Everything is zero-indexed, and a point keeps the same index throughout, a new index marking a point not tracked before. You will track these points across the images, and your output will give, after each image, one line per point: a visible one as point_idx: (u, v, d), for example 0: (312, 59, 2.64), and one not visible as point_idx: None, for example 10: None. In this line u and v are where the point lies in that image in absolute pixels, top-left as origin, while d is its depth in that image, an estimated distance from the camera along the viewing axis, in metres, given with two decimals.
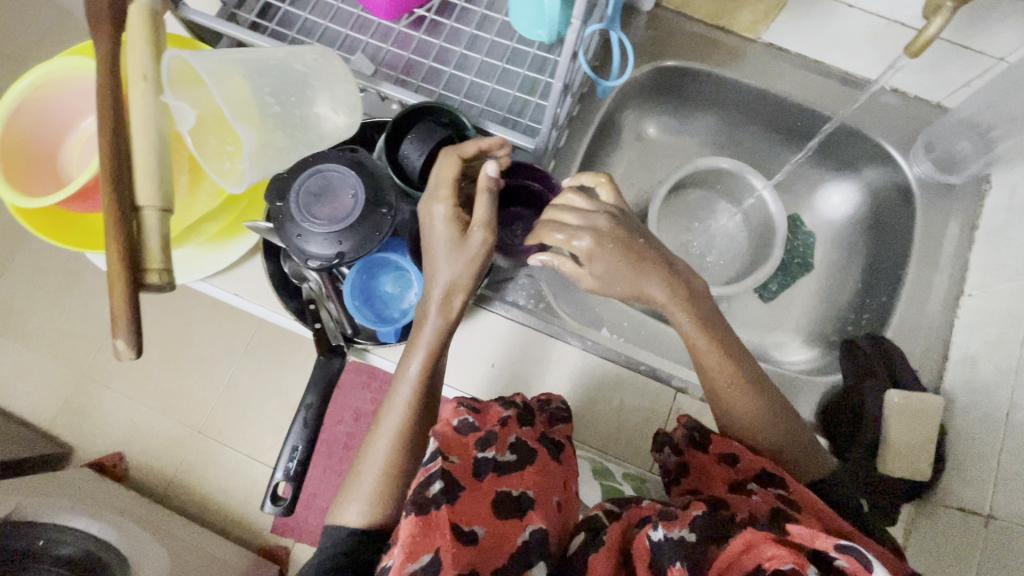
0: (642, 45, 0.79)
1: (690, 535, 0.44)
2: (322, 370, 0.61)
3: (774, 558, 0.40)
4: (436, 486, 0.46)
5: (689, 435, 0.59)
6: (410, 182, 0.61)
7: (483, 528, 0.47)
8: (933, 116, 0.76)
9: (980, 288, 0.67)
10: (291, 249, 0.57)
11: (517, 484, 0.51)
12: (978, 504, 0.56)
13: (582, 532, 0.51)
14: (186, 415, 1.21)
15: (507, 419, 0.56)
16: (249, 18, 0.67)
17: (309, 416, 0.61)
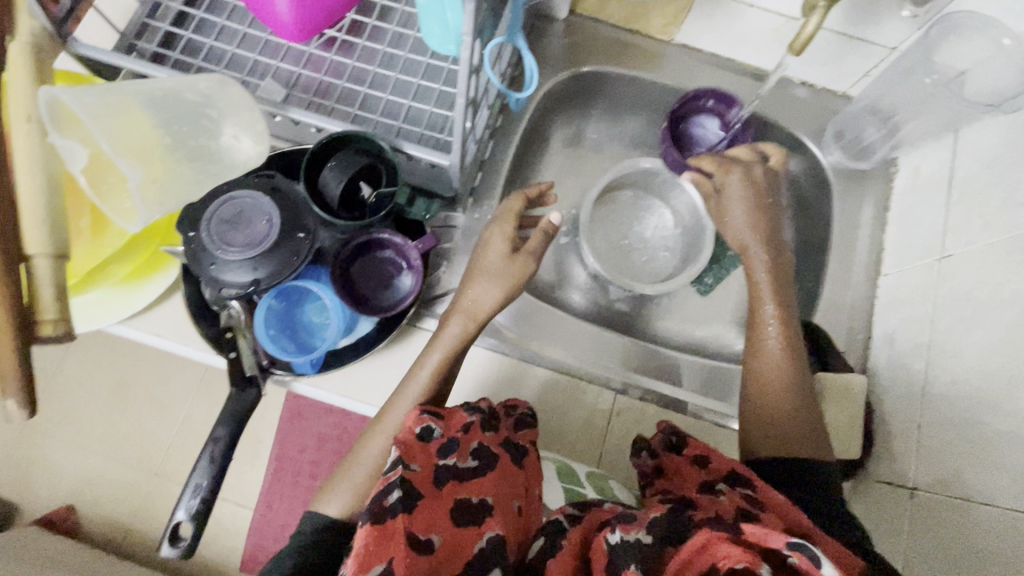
0: (561, 53, 0.80)
1: (645, 536, 0.43)
2: (233, 402, 0.55)
3: (727, 557, 0.38)
4: (394, 495, 0.45)
5: (666, 439, 0.60)
6: (329, 207, 0.58)
7: (440, 536, 0.44)
8: (841, 105, 0.79)
9: (895, 267, 0.70)
10: (202, 278, 0.53)
11: (479, 492, 0.49)
12: (904, 476, 0.58)
13: (542, 537, 0.48)
14: (139, 459, 1.15)
15: (471, 423, 0.53)
16: (150, 48, 0.65)
17: (216, 450, 0.54)
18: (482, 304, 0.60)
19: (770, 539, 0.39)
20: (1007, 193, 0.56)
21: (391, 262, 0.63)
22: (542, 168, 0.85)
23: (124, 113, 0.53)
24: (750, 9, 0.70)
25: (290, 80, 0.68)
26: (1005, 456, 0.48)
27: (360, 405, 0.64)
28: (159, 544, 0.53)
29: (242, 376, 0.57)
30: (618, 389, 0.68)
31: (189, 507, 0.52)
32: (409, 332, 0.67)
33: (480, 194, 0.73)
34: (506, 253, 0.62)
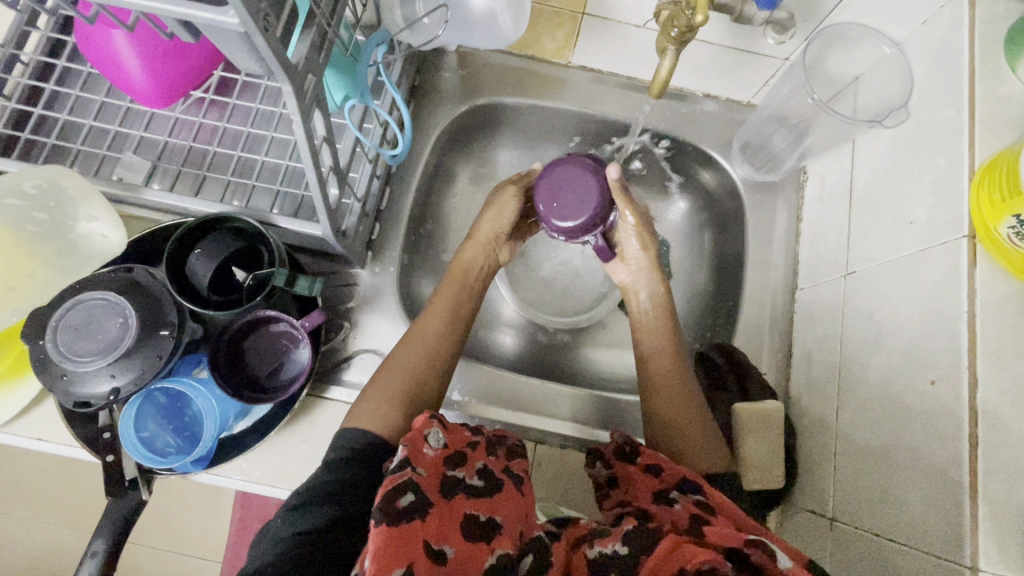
0: (457, 86, 0.76)
1: (623, 548, 0.43)
2: (112, 509, 0.53)
3: (697, 555, 0.40)
4: (408, 498, 0.43)
5: (621, 448, 0.57)
6: (199, 296, 0.52)
7: (452, 548, 0.43)
8: (746, 115, 0.78)
9: (808, 282, 0.68)
10: (57, 394, 0.47)
11: (489, 510, 0.47)
12: (823, 506, 0.56)
13: (531, 554, 0.44)
14: (92, 525, 1.16)
15: (475, 443, 0.52)
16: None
17: (92, 566, 0.50)
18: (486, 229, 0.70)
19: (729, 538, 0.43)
20: (897, 210, 0.55)
21: (287, 335, 0.60)
22: (452, 204, 0.82)
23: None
24: (638, 29, 0.68)
25: (159, 148, 0.64)
26: (905, 489, 0.47)
27: (266, 487, 0.61)
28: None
29: (120, 482, 0.54)
30: (536, 439, 0.66)
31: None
32: (312, 403, 0.63)
33: (380, 246, 0.70)
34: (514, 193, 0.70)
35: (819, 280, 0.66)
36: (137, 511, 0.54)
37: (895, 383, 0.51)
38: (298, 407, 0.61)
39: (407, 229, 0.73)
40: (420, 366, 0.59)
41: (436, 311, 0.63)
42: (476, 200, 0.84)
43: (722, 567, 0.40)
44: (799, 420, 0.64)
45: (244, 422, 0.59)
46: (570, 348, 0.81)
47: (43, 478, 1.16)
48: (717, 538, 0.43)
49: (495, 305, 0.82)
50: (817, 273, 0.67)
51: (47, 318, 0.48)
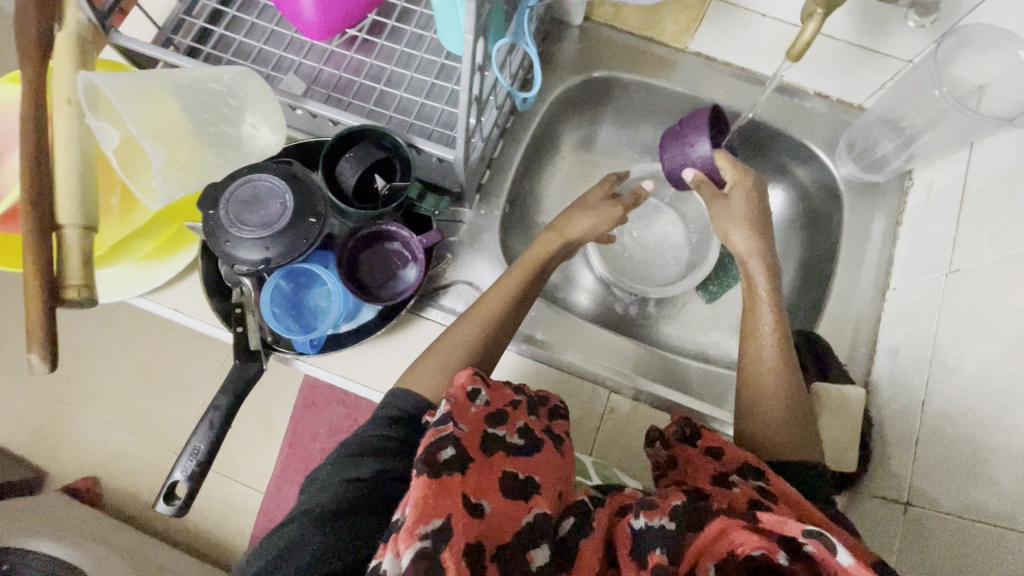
0: (575, 56, 0.81)
1: (670, 524, 0.44)
2: (236, 374, 0.60)
3: (745, 544, 0.41)
4: (447, 451, 0.45)
5: (681, 430, 0.59)
6: (343, 196, 0.59)
7: (490, 503, 0.45)
8: (855, 117, 0.78)
9: (903, 282, 0.68)
10: (219, 254, 0.55)
11: (525, 470, 0.49)
12: (897, 492, 0.57)
13: (570, 517, 0.49)
14: (159, 437, 1.30)
15: (517, 403, 0.55)
16: (185, 42, 0.70)
17: (216, 417, 0.58)
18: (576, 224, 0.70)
19: (786, 528, 0.41)
20: (1013, 210, 0.55)
21: (398, 254, 0.65)
22: (552, 170, 0.87)
23: (155, 100, 0.56)
24: (763, 18, 0.71)
25: (312, 75, 0.72)
26: (994, 472, 0.48)
27: (359, 387, 0.67)
28: (157, 500, 0.57)
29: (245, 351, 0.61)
30: (611, 388, 0.69)
31: (186, 467, 0.57)
32: (410, 320, 0.69)
33: (488, 191, 0.75)
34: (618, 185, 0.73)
35: (915, 279, 0.66)
36: (255, 380, 0.60)
37: (996, 375, 0.51)
38: (400, 318, 0.67)
39: (513, 181, 0.78)
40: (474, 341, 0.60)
41: (501, 289, 0.63)
42: (573, 171, 0.89)
43: (773, 555, 0.41)
44: (877, 412, 0.64)
45: (350, 320, 0.65)
46: (644, 320, 0.84)
47: (130, 388, 1.31)
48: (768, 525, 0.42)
49: (577, 267, 0.85)
50: (914, 273, 0.67)
51: (221, 191, 0.56)
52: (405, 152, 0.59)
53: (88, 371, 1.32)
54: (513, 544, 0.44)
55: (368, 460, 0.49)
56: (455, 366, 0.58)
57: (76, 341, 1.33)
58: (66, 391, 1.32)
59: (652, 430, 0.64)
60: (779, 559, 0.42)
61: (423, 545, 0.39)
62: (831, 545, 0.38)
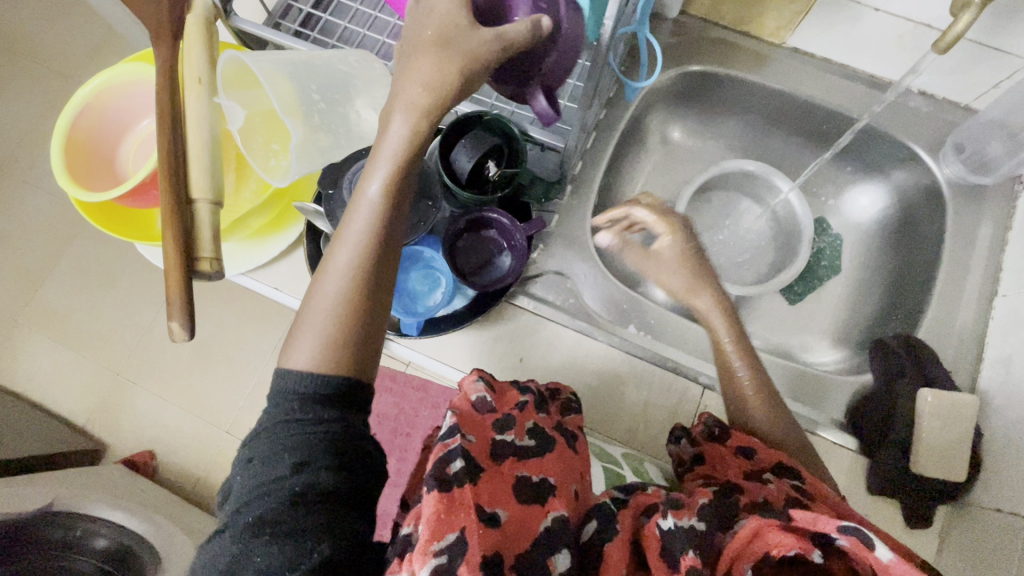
0: (668, 49, 0.80)
1: (700, 524, 0.43)
2: None
3: (781, 545, 0.41)
4: (458, 464, 0.43)
5: (708, 431, 0.59)
6: (456, 181, 0.61)
7: (505, 512, 0.44)
8: (962, 118, 0.76)
9: (1015, 289, 0.66)
10: (339, 232, 0.58)
11: (538, 471, 0.49)
12: (1017, 504, 0.55)
13: (593, 521, 0.48)
14: (213, 416, 1.24)
15: (524, 403, 0.54)
16: (292, 26, 0.71)
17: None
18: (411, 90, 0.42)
19: (820, 525, 0.40)
20: None
21: (494, 242, 0.64)
22: (636, 164, 0.86)
23: (276, 83, 0.56)
24: (875, 13, 0.69)
25: None
26: None
27: (452, 370, 0.68)
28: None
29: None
30: (705, 385, 0.68)
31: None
32: (504, 309, 0.69)
33: (579, 183, 0.76)
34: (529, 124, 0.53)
35: None
36: None
37: None
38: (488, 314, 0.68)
39: (603, 173, 0.77)
40: (363, 287, 0.43)
41: (365, 184, 0.44)
42: (655, 166, 0.88)
43: (810, 554, 0.41)
44: (988, 422, 0.62)
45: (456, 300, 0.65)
46: None
47: (182, 366, 1.25)
48: (802, 524, 0.41)
49: (658, 262, 0.85)
50: None
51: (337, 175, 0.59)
52: (519, 142, 0.60)
53: (142, 348, 1.26)
54: (530, 553, 0.43)
55: (284, 455, 0.39)
56: (348, 340, 0.42)
57: (134, 317, 1.27)
58: (122, 365, 1.26)
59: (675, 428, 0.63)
60: (814, 556, 0.41)
61: (439, 562, 0.37)
62: (873, 541, 0.37)
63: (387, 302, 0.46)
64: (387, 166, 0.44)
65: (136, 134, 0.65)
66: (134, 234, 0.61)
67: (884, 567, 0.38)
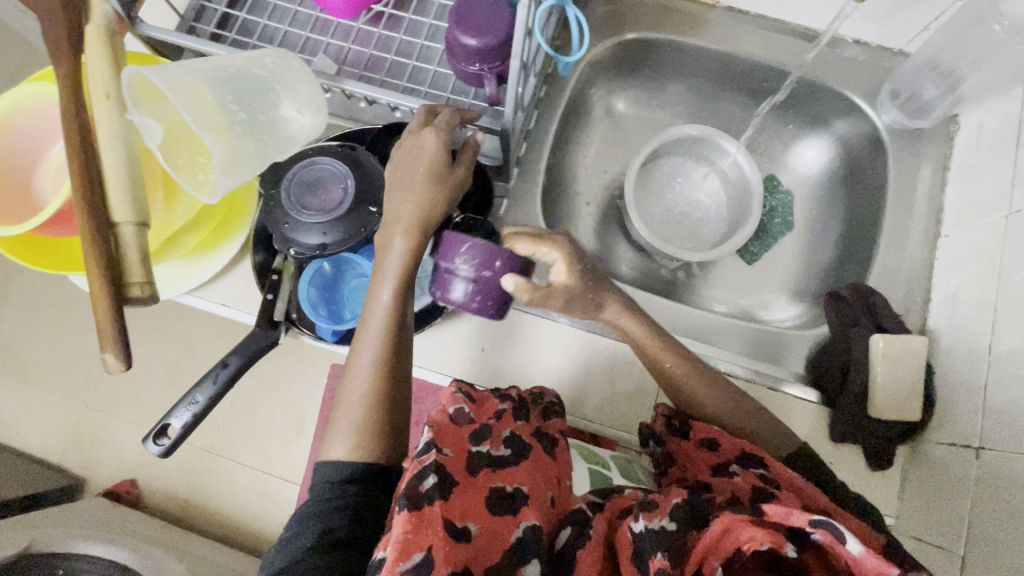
0: (603, 20, 0.79)
1: (670, 524, 0.45)
2: (257, 341, 0.60)
3: (752, 541, 0.43)
4: (431, 480, 0.45)
5: (667, 423, 0.62)
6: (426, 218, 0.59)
7: (476, 524, 0.46)
8: (897, 63, 0.76)
9: (956, 228, 0.67)
10: (276, 237, 0.54)
11: (512, 481, 0.51)
12: (969, 436, 0.57)
13: (568, 527, 0.51)
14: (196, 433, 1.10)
15: (502, 411, 0.56)
16: (207, 29, 0.68)
17: (222, 375, 0.59)
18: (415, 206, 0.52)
19: (792, 520, 0.43)
20: None
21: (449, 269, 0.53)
22: (583, 138, 0.85)
23: (190, 92, 0.54)
24: None
25: (340, 55, 0.70)
26: None
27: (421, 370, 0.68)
28: (146, 439, 0.58)
29: (267, 321, 0.61)
30: None
31: (184, 416, 0.58)
32: None
33: (524, 164, 0.74)
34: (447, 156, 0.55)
35: (971, 225, 0.65)
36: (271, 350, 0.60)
37: None
38: (445, 316, 0.68)
39: (549, 152, 0.76)
40: (384, 394, 0.52)
41: (379, 311, 0.53)
42: (603, 139, 0.87)
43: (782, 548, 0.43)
44: (939, 360, 0.64)
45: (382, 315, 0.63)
46: (686, 283, 0.83)
47: None
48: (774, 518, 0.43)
49: (615, 236, 0.84)
50: (969, 218, 0.66)
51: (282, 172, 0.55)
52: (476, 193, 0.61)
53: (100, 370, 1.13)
54: (502, 563, 0.45)
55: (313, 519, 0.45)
56: (378, 433, 0.50)
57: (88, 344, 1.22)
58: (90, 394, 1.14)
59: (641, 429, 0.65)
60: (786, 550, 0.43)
61: None
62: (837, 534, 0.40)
63: (404, 405, 0.54)
64: (392, 278, 0.53)
65: (50, 159, 0.62)
66: (61, 264, 0.58)
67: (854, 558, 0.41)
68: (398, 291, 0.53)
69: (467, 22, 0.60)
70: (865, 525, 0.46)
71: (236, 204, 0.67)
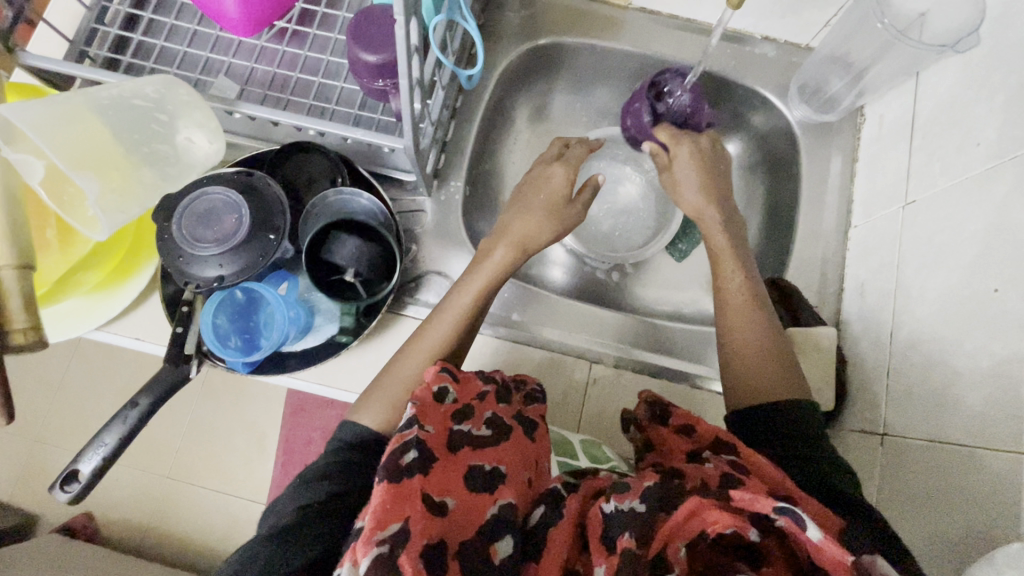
0: (518, 25, 0.78)
1: (640, 506, 0.43)
2: (168, 376, 0.58)
3: (718, 524, 0.41)
4: (412, 454, 0.44)
5: (650, 410, 0.58)
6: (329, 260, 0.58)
7: (454, 499, 0.45)
8: (805, 58, 0.78)
9: (864, 219, 0.69)
10: (173, 272, 0.53)
11: (492, 460, 0.49)
12: (874, 424, 0.59)
13: (542, 506, 0.49)
14: (150, 462, 1.07)
15: (484, 393, 0.54)
16: (102, 54, 0.66)
17: (132, 414, 0.56)
18: (531, 238, 0.62)
19: (758, 506, 0.40)
20: (962, 136, 0.57)
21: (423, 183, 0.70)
22: (508, 144, 0.85)
23: (77, 125, 0.51)
24: None
25: (246, 74, 0.69)
26: (964, 394, 0.49)
27: (350, 396, 0.66)
28: (53, 487, 0.55)
29: (177, 355, 0.59)
30: (591, 359, 0.70)
31: (92, 461, 0.55)
32: (391, 320, 0.68)
33: (445, 175, 0.74)
34: (566, 192, 0.65)
35: (876, 215, 0.67)
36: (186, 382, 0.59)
37: (960, 296, 0.52)
38: (368, 336, 0.67)
39: (470, 162, 0.76)
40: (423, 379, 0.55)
41: (454, 307, 0.58)
42: (530, 143, 0.86)
43: (745, 532, 0.41)
44: (850, 349, 0.65)
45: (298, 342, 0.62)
46: (618, 285, 0.84)
47: None
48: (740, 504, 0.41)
49: None
50: (874, 209, 0.68)
51: (173, 205, 0.54)
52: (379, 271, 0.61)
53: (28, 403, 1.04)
54: (476, 539, 0.44)
55: (315, 484, 0.47)
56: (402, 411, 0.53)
57: None
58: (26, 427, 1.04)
59: (622, 417, 0.63)
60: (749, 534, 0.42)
61: (381, 552, 0.38)
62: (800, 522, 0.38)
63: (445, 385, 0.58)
64: (474, 287, 0.59)
65: None
66: None
67: (815, 546, 0.38)
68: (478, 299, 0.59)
69: (364, 38, 0.60)
70: (825, 510, 0.45)
71: (143, 232, 0.65)
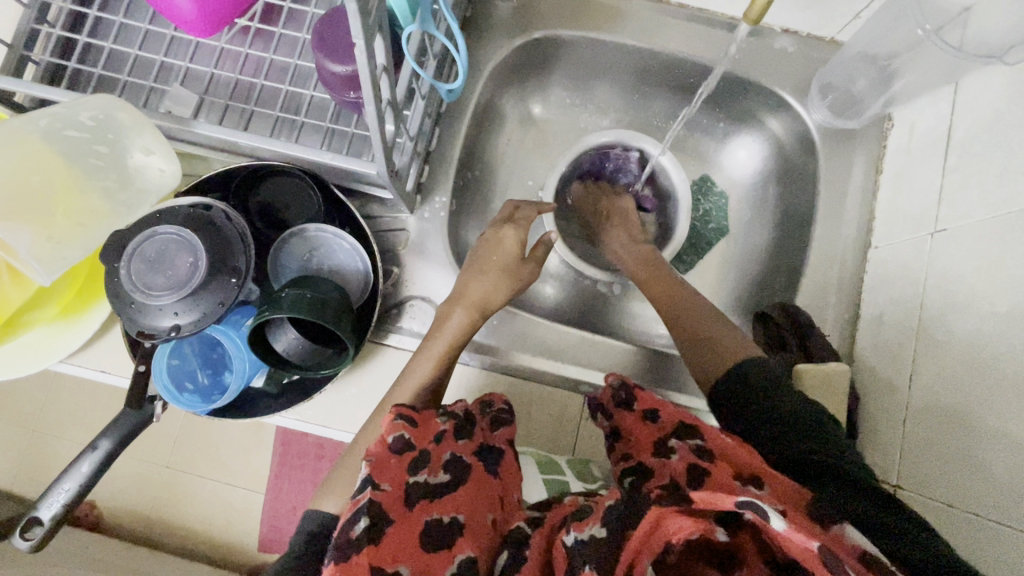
0: (509, 16, 0.70)
1: (601, 530, 0.38)
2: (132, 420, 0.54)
3: (683, 532, 0.37)
4: (362, 523, 0.41)
5: (616, 395, 0.54)
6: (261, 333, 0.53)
7: (409, 566, 0.41)
8: (829, 53, 0.70)
9: (886, 241, 0.64)
10: (122, 319, 0.48)
11: (449, 509, 0.45)
12: (886, 472, 0.55)
13: (507, 549, 0.45)
14: (150, 452, 1.06)
15: (443, 433, 0.49)
16: (43, 60, 0.59)
17: (95, 458, 0.53)
18: (489, 298, 0.60)
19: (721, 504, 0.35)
20: (1005, 162, 0.51)
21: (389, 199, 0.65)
22: (498, 148, 0.78)
23: (20, 152, 0.48)
24: None
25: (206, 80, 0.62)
26: (990, 460, 0.45)
27: (328, 431, 0.62)
28: (14, 536, 0.52)
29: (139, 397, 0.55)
30: (583, 391, 0.66)
31: (53, 507, 0.52)
32: (371, 350, 0.64)
33: (428, 189, 0.68)
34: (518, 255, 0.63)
35: (899, 238, 0.61)
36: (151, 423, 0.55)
37: (993, 348, 0.47)
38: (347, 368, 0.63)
39: (456, 173, 0.70)
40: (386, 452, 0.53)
41: (415, 374, 0.56)
42: (523, 146, 0.80)
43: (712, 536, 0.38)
44: (864, 385, 0.61)
45: (261, 379, 0.58)
46: (617, 301, 0.78)
47: None
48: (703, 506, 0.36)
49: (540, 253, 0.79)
50: (898, 231, 0.62)
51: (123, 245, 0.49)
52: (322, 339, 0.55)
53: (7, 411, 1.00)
54: None
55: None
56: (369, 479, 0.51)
57: None
58: None
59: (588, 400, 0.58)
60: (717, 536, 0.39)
61: None
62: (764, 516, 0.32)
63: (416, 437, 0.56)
64: (436, 350, 0.57)
65: None
66: None
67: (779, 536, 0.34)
68: (442, 359, 0.57)
69: (333, 47, 0.53)
70: (795, 486, 0.41)
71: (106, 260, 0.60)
